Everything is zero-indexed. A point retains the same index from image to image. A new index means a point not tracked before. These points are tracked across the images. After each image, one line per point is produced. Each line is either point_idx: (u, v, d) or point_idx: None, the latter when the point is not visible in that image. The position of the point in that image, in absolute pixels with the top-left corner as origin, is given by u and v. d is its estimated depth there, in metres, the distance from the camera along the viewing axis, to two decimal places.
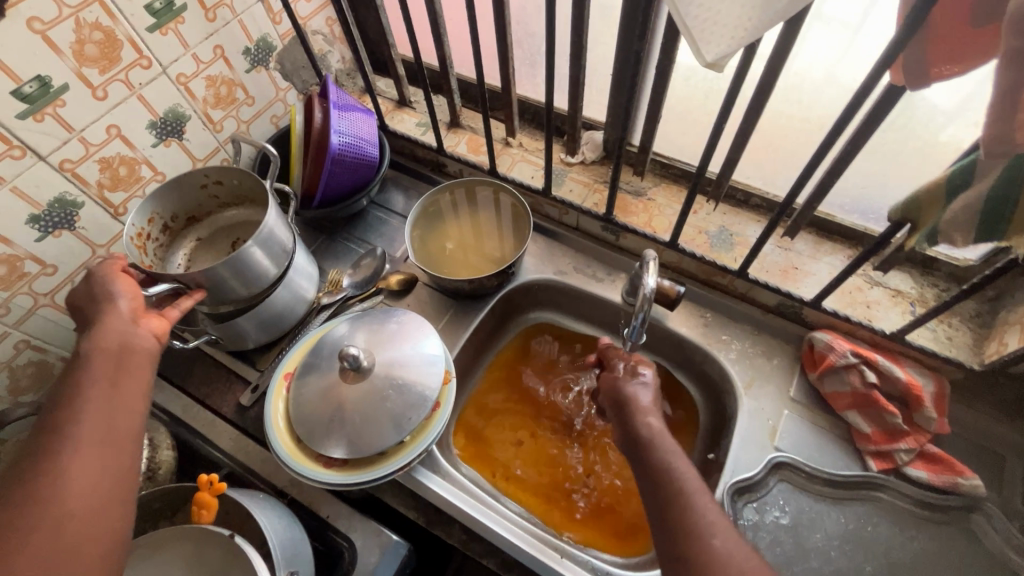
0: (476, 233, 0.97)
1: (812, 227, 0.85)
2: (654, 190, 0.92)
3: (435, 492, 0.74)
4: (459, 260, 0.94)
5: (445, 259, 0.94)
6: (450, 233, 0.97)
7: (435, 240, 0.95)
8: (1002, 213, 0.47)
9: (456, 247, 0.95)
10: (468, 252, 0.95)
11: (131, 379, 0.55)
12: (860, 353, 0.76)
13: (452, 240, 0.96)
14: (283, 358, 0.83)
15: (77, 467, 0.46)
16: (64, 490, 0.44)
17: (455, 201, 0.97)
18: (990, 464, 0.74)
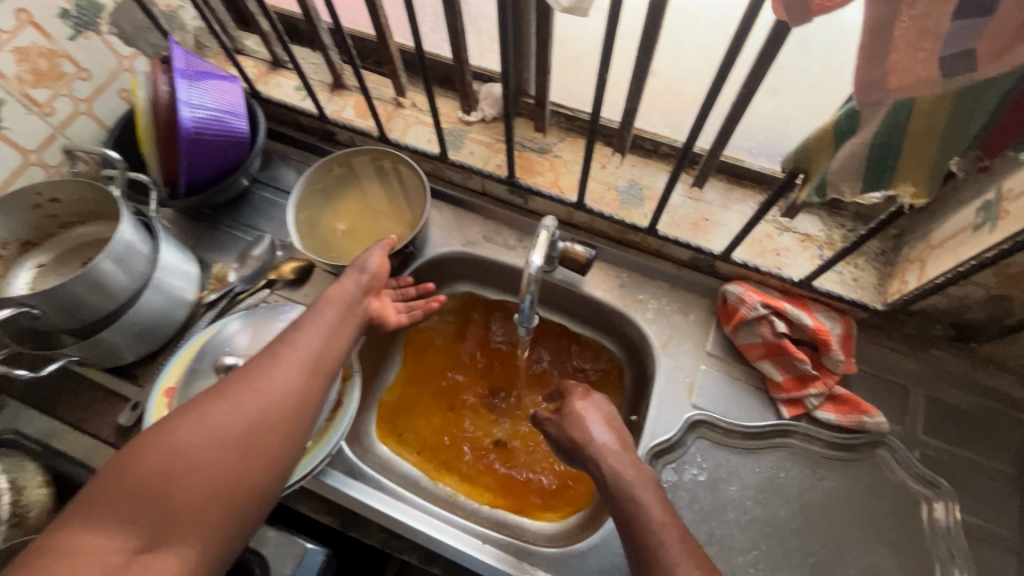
0: (378, 209, 0.88)
1: (721, 174, 0.81)
2: (560, 145, 0.86)
3: (346, 495, 0.70)
4: (355, 239, 0.86)
5: (339, 240, 0.85)
6: (347, 209, 0.87)
7: (330, 217, 0.87)
8: (888, 159, 0.44)
9: (352, 224, 0.86)
10: (367, 232, 0.86)
11: (324, 351, 0.60)
12: (770, 304, 0.74)
13: (349, 217, 0.87)
14: (162, 371, 0.74)
15: (226, 426, 0.50)
16: (205, 451, 0.48)
17: (357, 174, 0.88)
18: (894, 397, 0.76)
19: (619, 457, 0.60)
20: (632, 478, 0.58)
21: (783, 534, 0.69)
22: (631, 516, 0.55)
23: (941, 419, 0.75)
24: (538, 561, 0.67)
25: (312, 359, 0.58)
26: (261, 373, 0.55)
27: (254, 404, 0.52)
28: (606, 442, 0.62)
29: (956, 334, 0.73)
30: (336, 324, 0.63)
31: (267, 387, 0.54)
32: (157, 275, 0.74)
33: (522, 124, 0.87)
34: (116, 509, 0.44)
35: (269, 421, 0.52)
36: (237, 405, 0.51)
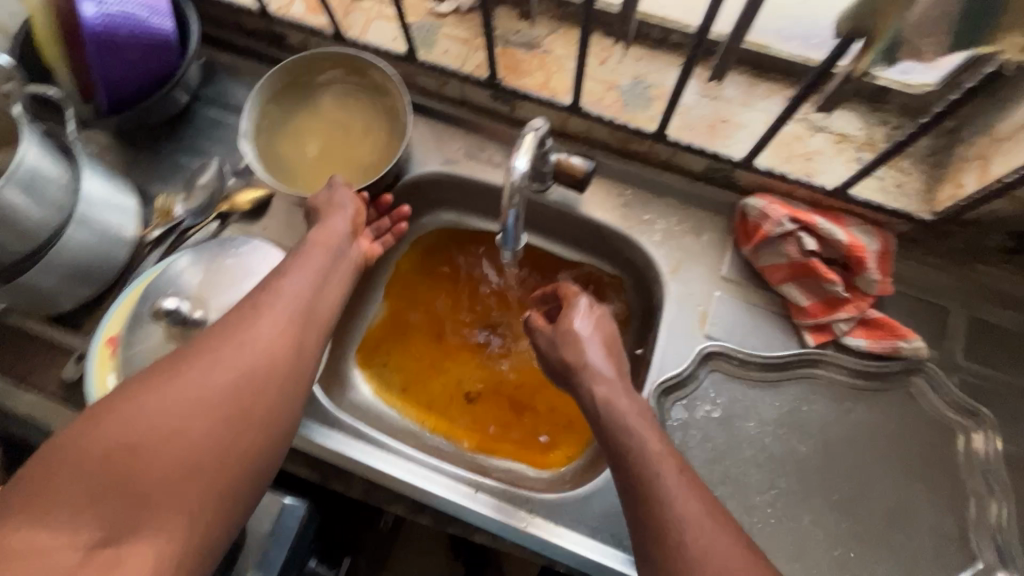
0: (356, 130, 0.73)
1: (742, 65, 0.68)
2: (551, 38, 0.72)
3: (323, 447, 0.63)
4: (319, 163, 0.72)
5: (301, 163, 0.72)
6: (316, 122, 0.73)
7: (296, 129, 0.73)
8: None
9: (320, 143, 0.73)
10: (337, 155, 0.72)
11: (315, 303, 0.54)
12: (798, 219, 0.64)
13: (319, 134, 0.73)
14: (104, 318, 0.66)
15: (208, 392, 0.44)
16: (185, 422, 0.42)
17: (337, 85, 0.74)
18: (933, 320, 0.67)
19: (612, 383, 0.54)
20: (625, 407, 0.52)
21: (804, 471, 0.63)
22: (622, 454, 0.49)
23: (984, 343, 0.66)
24: (536, 509, 0.61)
25: (295, 312, 0.51)
26: (234, 331, 0.48)
27: (231, 363, 0.45)
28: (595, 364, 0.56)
29: (1015, 245, 0.63)
30: (318, 270, 0.56)
31: (245, 344, 0.47)
32: (85, 207, 0.64)
33: (504, 14, 0.73)
34: (85, 490, 0.37)
35: (253, 381, 0.46)
36: (213, 366, 0.45)
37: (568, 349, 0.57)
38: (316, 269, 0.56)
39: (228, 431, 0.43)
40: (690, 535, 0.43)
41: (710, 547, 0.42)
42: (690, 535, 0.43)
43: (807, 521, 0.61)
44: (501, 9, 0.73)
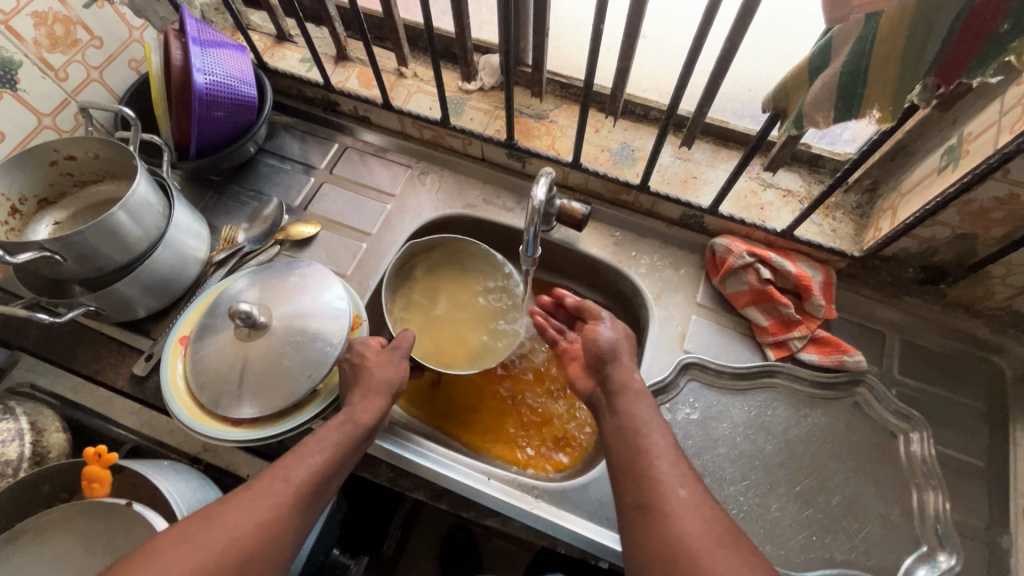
0: (440, 348, 0.82)
1: (708, 135, 0.86)
2: (556, 111, 0.90)
3: None
4: (421, 288, 0.87)
5: (424, 281, 0.88)
6: (463, 308, 0.86)
7: (473, 294, 0.87)
8: (856, 88, 0.48)
9: (443, 302, 0.86)
10: (428, 316, 0.85)
11: (334, 472, 0.56)
12: (756, 253, 0.79)
13: (452, 313, 0.85)
14: (176, 321, 0.77)
15: (213, 548, 0.46)
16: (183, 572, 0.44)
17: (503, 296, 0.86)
18: (872, 341, 0.81)
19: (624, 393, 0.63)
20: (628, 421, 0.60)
21: (771, 465, 0.73)
22: (630, 466, 0.56)
23: (915, 360, 0.80)
24: (542, 495, 0.71)
25: (310, 489, 0.53)
26: (253, 497, 0.50)
27: (239, 527, 0.48)
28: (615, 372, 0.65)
29: (925, 278, 0.79)
30: (346, 446, 0.58)
31: (260, 509, 0.50)
32: (172, 231, 0.77)
33: (519, 92, 0.91)
34: None
35: (252, 552, 0.47)
36: (226, 524, 0.48)
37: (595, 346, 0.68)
38: (342, 440, 0.58)
39: None
40: (690, 524, 0.49)
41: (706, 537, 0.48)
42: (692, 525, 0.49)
43: (775, 510, 0.71)
44: (516, 88, 0.92)
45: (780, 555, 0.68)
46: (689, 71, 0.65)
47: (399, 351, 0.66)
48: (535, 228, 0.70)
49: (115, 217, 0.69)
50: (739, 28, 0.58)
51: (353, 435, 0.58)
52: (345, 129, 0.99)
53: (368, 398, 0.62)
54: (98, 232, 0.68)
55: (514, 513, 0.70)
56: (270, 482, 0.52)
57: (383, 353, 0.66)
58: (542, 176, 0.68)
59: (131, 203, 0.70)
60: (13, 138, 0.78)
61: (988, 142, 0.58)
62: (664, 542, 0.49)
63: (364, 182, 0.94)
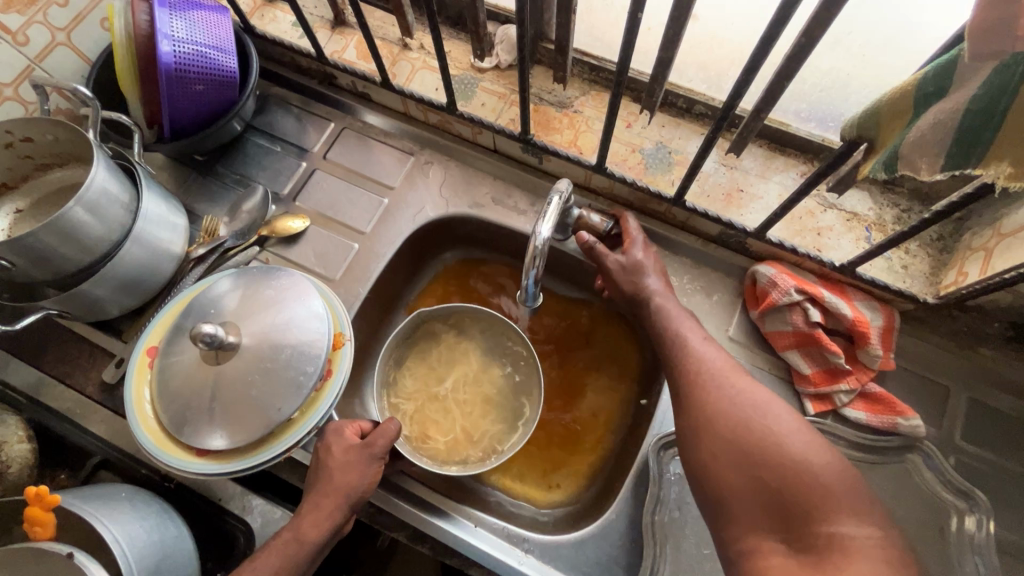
0: (415, 430, 0.75)
1: (762, 139, 0.71)
2: (581, 99, 0.77)
3: None
4: (433, 351, 0.79)
5: (448, 343, 0.80)
6: (462, 398, 0.77)
7: (481, 391, 0.77)
8: (982, 131, 0.35)
9: (448, 380, 0.78)
10: (425, 387, 0.78)
11: None
12: (805, 290, 0.67)
13: (452, 397, 0.77)
14: (146, 328, 0.70)
15: None
16: None
17: (514, 406, 0.76)
18: (933, 398, 0.69)
19: (664, 297, 0.65)
20: (675, 332, 0.61)
21: None
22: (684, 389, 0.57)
23: (981, 425, 0.68)
24: (532, 549, 0.64)
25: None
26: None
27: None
28: (658, 291, 0.65)
29: (1013, 334, 0.65)
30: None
31: None
32: (139, 225, 0.69)
33: (539, 73, 0.78)
34: None
35: None
36: None
37: (636, 269, 0.66)
38: (280, 568, 0.52)
39: None
40: (812, 463, 0.48)
41: (827, 469, 0.48)
42: (812, 460, 0.49)
43: None
44: (537, 69, 0.78)
45: None
46: (751, 71, 0.51)
47: (369, 451, 0.57)
48: (538, 270, 0.57)
49: (69, 215, 0.61)
50: (822, 25, 0.44)
51: (293, 560, 0.53)
52: (342, 106, 0.88)
53: (316, 511, 0.55)
54: (50, 232, 0.60)
55: (500, 569, 0.63)
56: None
57: (351, 450, 0.58)
58: (548, 203, 0.57)
59: (88, 199, 0.62)
60: None
61: None
62: (795, 485, 0.48)
63: (360, 170, 0.84)
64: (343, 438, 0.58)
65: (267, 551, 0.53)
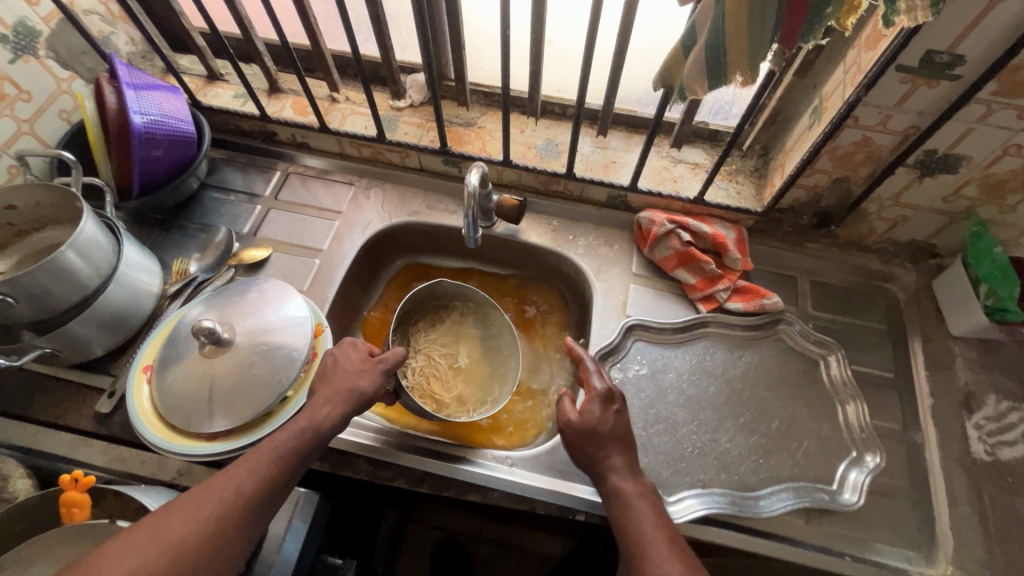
0: (420, 382, 0.90)
1: (620, 124, 0.96)
2: (482, 118, 0.98)
3: (345, 443, 0.76)
4: (442, 325, 0.96)
5: (451, 325, 0.96)
6: (463, 370, 0.93)
7: (482, 367, 0.92)
8: (718, 58, 0.58)
9: (452, 350, 0.94)
10: (435, 354, 0.94)
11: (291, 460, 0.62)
12: (675, 220, 0.89)
13: (454, 367, 0.93)
14: (137, 351, 0.78)
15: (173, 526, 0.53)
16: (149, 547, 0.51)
17: (491, 392, 0.89)
18: (787, 286, 0.92)
19: (625, 474, 0.67)
20: (633, 487, 0.66)
21: (715, 404, 0.81)
22: (627, 516, 0.64)
23: (824, 297, 0.91)
24: (515, 463, 0.76)
25: (261, 499, 0.58)
26: (201, 506, 0.55)
27: (182, 536, 0.53)
28: (621, 469, 0.68)
29: (818, 221, 0.88)
30: (301, 454, 0.63)
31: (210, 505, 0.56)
32: (122, 268, 0.77)
33: (446, 104, 0.99)
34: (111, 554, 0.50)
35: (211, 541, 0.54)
36: (182, 518, 0.54)
37: (598, 422, 0.70)
38: (295, 445, 0.63)
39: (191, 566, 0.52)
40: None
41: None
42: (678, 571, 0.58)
43: (725, 443, 0.78)
44: (445, 101, 0.99)
45: (735, 481, 0.75)
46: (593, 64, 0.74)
47: (381, 365, 0.72)
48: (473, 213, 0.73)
49: (64, 258, 0.69)
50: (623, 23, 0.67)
51: (309, 440, 0.63)
52: (286, 157, 1.03)
53: (331, 405, 0.66)
54: (46, 272, 0.67)
55: (492, 484, 0.75)
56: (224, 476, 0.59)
57: (364, 360, 0.72)
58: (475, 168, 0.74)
59: (79, 244, 0.70)
60: None
61: (843, 92, 0.69)
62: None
63: (309, 203, 0.98)
64: (358, 352, 0.73)
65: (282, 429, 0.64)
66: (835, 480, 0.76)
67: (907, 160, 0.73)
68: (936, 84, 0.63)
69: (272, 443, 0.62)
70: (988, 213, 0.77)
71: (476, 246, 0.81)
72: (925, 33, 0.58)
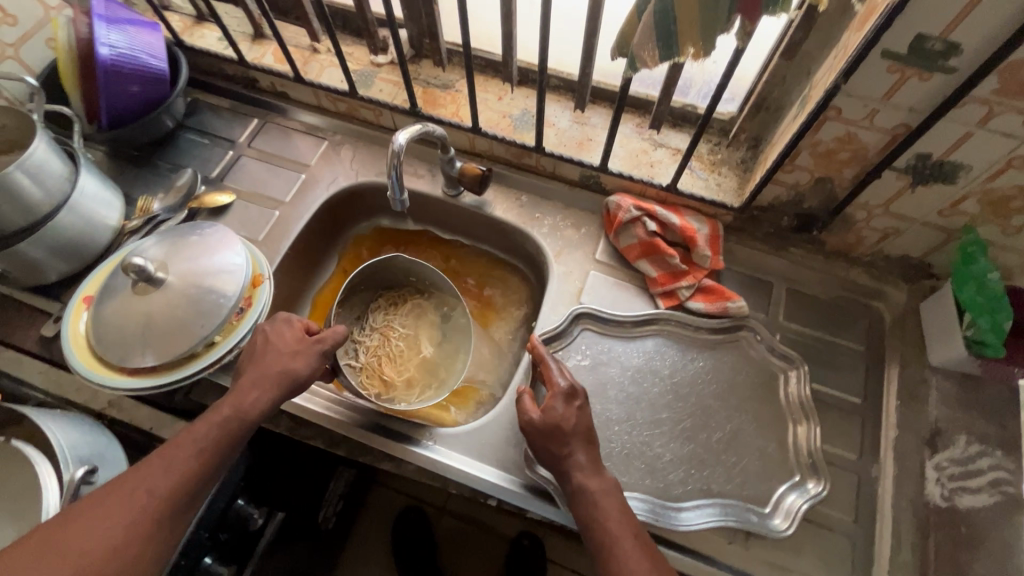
0: (371, 362, 0.88)
1: (603, 100, 0.90)
2: (460, 82, 0.94)
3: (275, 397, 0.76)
4: (404, 305, 0.93)
5: (411, 304, 0.92)
6: (418, 354, 0.89)
7: (434, 350, 0.88)
8: (669, 25, 0.51)
9: (409, 333, 0.90)
10: (391, 332, 0.91)
11: (215, 452, 0.58)
12: (642, 207, 0.83)
13: (407, 347, 0.89)
14: (83, 281, 0.80)
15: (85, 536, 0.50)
16: (65, 556, 0.49)
17: (437, 378, 0.84)
18: (760, 291, 0.85)
19: (590, 472, 0.61)
20: (597, 484, 0.60)
21: (655, 405, 0.77)
22: (592, 515, 0.58)
23: (800, 307, 0.84)
24: (436, 439, 0.74)
25: (178, 499, 0.55)
26: (109, 514, 0.51)
27: (88, 551, 0.49)
28: (584, 466, 0.61)
29: (800, 224, 0.81)
30: (222, 443, 0.58)
31: (129, 506, 0.52)
32: (76, 197, 0.78)
33: (425, 65, 0.95)
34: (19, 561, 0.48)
35: (130, 542, 0.51)
36: (94, 524, 0.51)
37: (561, 419, 0.63)
38: (220, 435, 0.58)
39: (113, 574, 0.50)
40: None
41: None
42: None
43: (658, 447, 0.74)
44: (425, 61, 0.95)
45: (660, 488, 0.71)
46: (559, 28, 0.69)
47: (317, 345, 0.66)
48: (398, 172, 0.72)
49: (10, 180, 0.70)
50: None
51: (237, 428, 0.59)
52: (265, 105, 1.02)
53: (258, 387, 0.62)
54: None
55: (410, 457, 0.73)
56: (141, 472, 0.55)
57: (301, 339, 0.67)
58: (409, 126, 0.73)
59: (28, 168, 0.71)
60: None
61: (827, 79, 0.61)
62: None
63: (281, 153, 0.97)
64: (292, 326, 0.68)
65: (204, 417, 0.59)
66: (770, 503, 0.70)
67: (896, 164, 0.65)
68: (928, 77, 0.55)
69: (197, 432, 0.58)
70: (989, 234, 0.68)
71: (405, 206, 0.77)
72: (911, 14, 0.50)
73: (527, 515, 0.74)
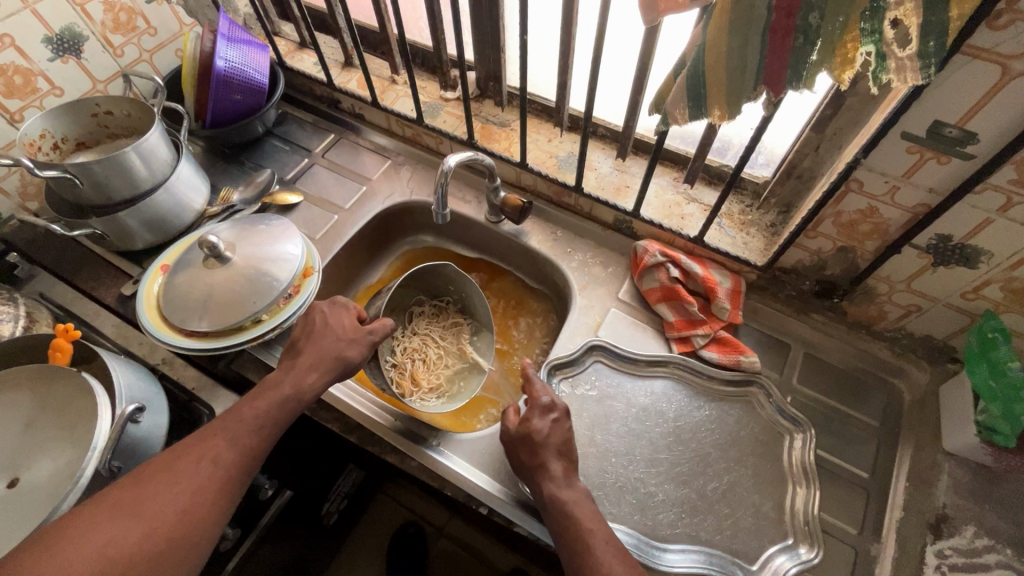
0: (404, 363, 0.94)
1: (644, 153, 0.96)
2: (516, 122, 1.03)
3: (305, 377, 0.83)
4: (446, 319, 1.00)
5: (451, 316, 1.00)
6: (449, 363, 0.95)
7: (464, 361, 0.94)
8: (699, 87, 0.53)
9: (447, 344, 0.97)
10: (429, 340, 0.98)
11: (266, 422, 0.63)
12: (667, 254, 0.88)
13: (440, 356, 0.96)
14: (163, 252, 0.91)
15: (158, 499, 0.54)
16: (143, 516, 0.53)
17: (461, 386, 0.90)
18: (774, 351, 0.86)
19: (560, 483, 0.64)
20: (565, 494, 0.63)
21: (655, 445, 0.78)
22: (563, 522, 0.60)
23: (815, 373, 0.84)
24: (439, 441, 0.79)
25: (239, 468, 0.60)
26: (178, 478, 0.56)
27: (163, 511, 0.54)
28: (555, 478, 0.64)
29: (820, 290, 0.83)
30: (276, 411, 0.65)
31: (199, 473, 0.57)
32: (173, 179, 0.91)
33: (487, 104, 1.06)
34: (102, 515, 0.52)
35: (200, 506, 0.56)
36: (166, 487, 0.55)
37: (529, 430, 0.67)
38: (278, 412, 0.64)
39: (182, 535, 0.54)
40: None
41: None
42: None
43: (651, 485, 0.75)
44: (488, 100, 1.06)
45: (647, 525, 0.72)
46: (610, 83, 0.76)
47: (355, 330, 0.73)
48: (444, 191, 0.81)
49: (126, 158, 0.82)
50: None
51: (293, 405, 0.66)
52: (343, 124, 1.15)
53: (315, 371, 0.68)
54: (107, 165, 0.80)
55: (412, 453, 0.78)
56: (205, 443, 0.60)
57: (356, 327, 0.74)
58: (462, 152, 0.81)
59: (141, 149, 0.83)
60: (70, 94, 0.97)
61: (850, 153, 0.65)
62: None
63: (349, 166, 1.09)
64: (346, 311, 0.75)
65: (257, 396, 0.65)
66: (758, 560, 0.70)
67: (917, 241, 0.67)
68: (947, 160, 0.58)
69: (252, 409, 0.63)
70: (1014, 323, 0.68)
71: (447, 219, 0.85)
72: (927, 100, 0.54)
73: (514, 529, 0.76)
